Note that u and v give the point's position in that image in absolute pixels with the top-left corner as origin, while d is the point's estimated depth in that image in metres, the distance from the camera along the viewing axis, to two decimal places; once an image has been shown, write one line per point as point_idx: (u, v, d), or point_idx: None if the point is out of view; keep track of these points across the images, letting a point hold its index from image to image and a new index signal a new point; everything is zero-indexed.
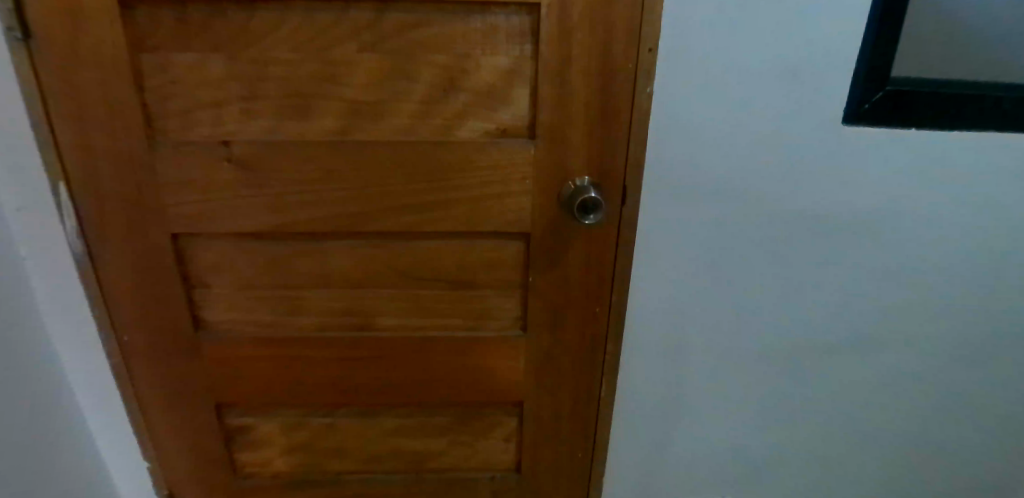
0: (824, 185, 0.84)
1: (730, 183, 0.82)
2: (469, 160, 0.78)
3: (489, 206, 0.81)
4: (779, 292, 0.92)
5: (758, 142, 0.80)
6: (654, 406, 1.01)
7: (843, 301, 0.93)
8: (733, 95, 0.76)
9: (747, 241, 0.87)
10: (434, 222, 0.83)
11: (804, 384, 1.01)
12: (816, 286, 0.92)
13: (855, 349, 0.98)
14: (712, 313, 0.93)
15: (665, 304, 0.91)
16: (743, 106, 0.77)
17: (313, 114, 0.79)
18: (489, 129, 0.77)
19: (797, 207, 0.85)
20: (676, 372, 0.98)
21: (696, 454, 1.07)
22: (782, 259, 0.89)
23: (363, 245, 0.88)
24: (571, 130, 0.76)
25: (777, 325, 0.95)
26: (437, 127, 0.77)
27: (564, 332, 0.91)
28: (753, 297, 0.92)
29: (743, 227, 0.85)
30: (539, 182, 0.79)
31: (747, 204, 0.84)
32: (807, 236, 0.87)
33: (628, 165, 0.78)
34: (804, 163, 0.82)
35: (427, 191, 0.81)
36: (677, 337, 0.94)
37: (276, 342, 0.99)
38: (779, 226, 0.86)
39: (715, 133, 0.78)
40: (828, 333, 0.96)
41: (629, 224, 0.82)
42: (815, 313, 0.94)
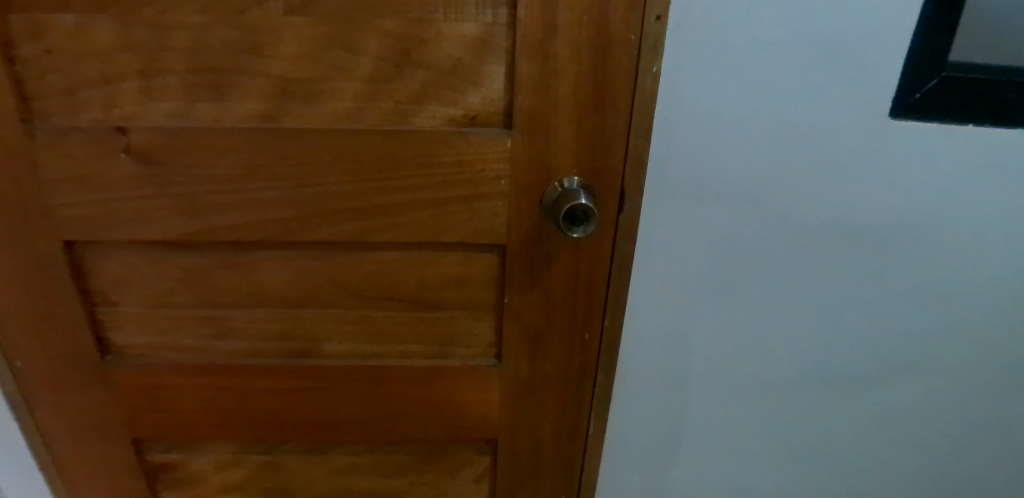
0: (852, 191, 0.73)
1: (744, 187, 0.72)
2: (428, 154, 0.63)
3: (453, 212, 0.66)
4: (795, 312, 0.82)
5: (782, 135, 0.69)
6: (650, 430, 0.92)
7: (867, 323, 0.83)
8: (752, 84, 0.66)
9: (761, 254, 0.77)
10: (384, 231, 0.67)
11: (818, 413, 0.91)
12: (837, 306, 0.81)
13: (879, 376, 0.87)
14: (718, 332, 0.83)
15: (668, 314, 0.82)
16: (765, 97, 0.67)
17: (231, 94, 0.62)
18: (452, 116, 0.61)
19: (821, 214, 0.74)
20: (677, 388, 0.89)
21: (693, 482, 0.98)
22: (799, 275, 0.79)
23: (299, 257, 0.71)
24: (557, 117, 0.60)
25: (791, 347, 0.85)
26: (387, 113, 0.62)
27: (545, 361, 0.76)
28: (765, 316, 0.82)
29: (760, 232, 0.75)
30: (516, 183, 0.64)
31: (765, 207, 0.74)
32: (831, 252, 0.77)
33: (626, 162, 0.63)
34: (835, 162, 0.71)
35: (374, 193, 0.65)
36: (677, 356, 0.85)
37: (200, 371, 0.82)
38: (799, 239, 0.76)
39: (728, 127, 0.69)
40: (846, 357, 0.86)
41: (626, 234, 0.67)
42: (835, 335, 0.84)
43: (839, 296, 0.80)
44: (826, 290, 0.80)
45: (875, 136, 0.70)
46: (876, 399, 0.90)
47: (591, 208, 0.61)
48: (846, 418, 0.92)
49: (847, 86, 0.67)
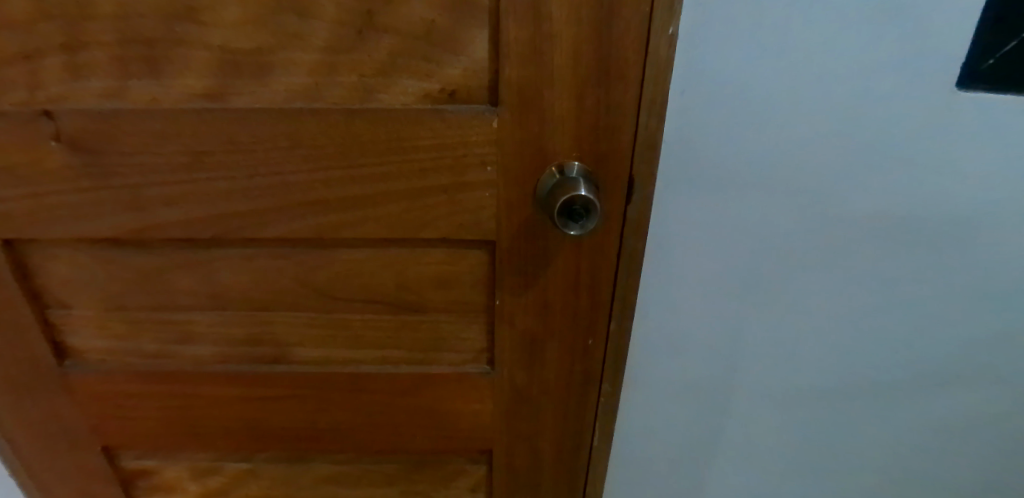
0: (906, 180, 0.63)
1: (775, 174, 0.62)
2: (401, 138, 0.53)
3: (433, 205, 0.57)
4: (829, 314, 0.73)
5: (824, 111, 0.59)
6: (663, 428, 0.85)
7: (910, 327, 0.73)
8: (791, 53, 0.56)
9: (793, 251, 0.68)
10: (355, 226, 0.58)
11: (849, 418, 0.83)
12: (880, 306, 0.72)
13: (919, 384, 0.79)
14: (741, 334, 0.75)
15: (685, 310, 0.73)
16: (805, 68, 0.56)
17: (169, 69, 0.53)
18: (427, 91, 0.51)
19: (866, 205, 0.64)
20: (693, 388, 0.81)
21: (708, 481, 0.91)
22: (837, 274, 0.69)
23: (261, 255, 0.63)
24: (552, 93, 0.50)
25: (822, 351, 0.76)
26: (350, 89, 0.52)
27: (543, 368, 0.68)
28: (793, 317, 0.73)
29: (793, 222, 0.65)
30: (505, 170, 0.54)
31: (801, 194, 0.63)
32: (876, 247, 0.67)
33: (635, 144, 0.52)
34: (886, 144, 0.60)
35: (339, 183, 0.56)
36: (693, 357, 0.77)
37: (166, 378, 0.75)
38: (839, 234, 0.66)
39: (760, 104, 0.58)
40: (885, 363, 0.77)
41: (635, 229, 0.57)
42: (874, 339, 0.75)
43: (881, 299, 0.71)
44: (866, 290, 0.70)
45: (938, 115, 0.59)
46: (916, 405, 0.81)
47: (592, 199, 0.51)
48: (879, 427, 0.83)
49: (910, 52, 0.55)
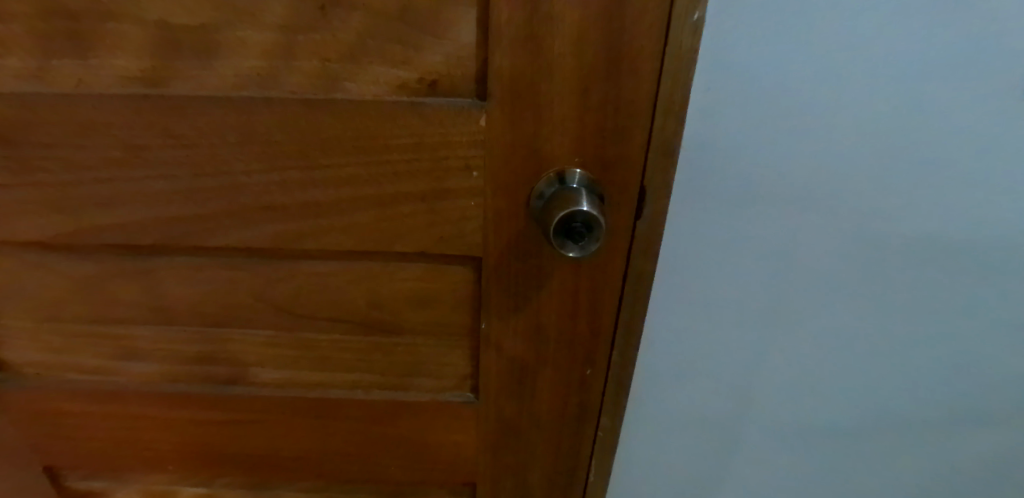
0: (943, 171, 0.60)
1: (803, 161, 0.60)
2: (371, 136, 0.45)
3: (409, 214, 0.48)
4: (848, 329, 0.72)
5: (859, 95, 0.56)
6: (670, 422, 0.83)
7: (923, 353, 0.73)
8: (821, 73, 0.55)
9: (821, 243, 0.65)
10: (319, 236, 0.50)
11: (863, 421, 0.80)
12: (900, 327, 0.71)
13: (936, 415, 0.78)
14: (760, 343, 0.74)
15: (700, 300, 0.71)
16: (832, 89, 0.56)
17: (96, 47, 0.44)
18: (402, 80, 0.43)
19: (891, 224, 0.63)
20: (703, 382, 0.79)
21: (714, 479, 0.89)
22: (858, 291, 0.69)
23: (214, 266, 0.55)
24: (551, 87, 0.42)
25: (837, 367, 0.75)
26: (310, 76, 0.43)
27: (534, 398, 0.62)
28: (813, 330, 0.72)
29: (820, 213, 0.63)
30: (494, 177, 0.46)
31: (830, 183, 0.61)
32: (898, 269, 0.66)
33: (648, 150, 0.44)
34: (913, 166, 0.60)
35: (299, 187, 0.48)
36: (709, 365, 0.76)
37: (111, 396, 0.67)
38: (868, 228, 0.64)
39: (788, 119, 0.58)
40: (908, 365, 0.74)
41: (643, 249, 0.49)
42: (898, 339, 0.72)
43: (895, 323, 0.71)
44: (892, 286, 0.68)
45: (970, 145, 0.58)
46: (936, 410, 0.78)
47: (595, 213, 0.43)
48: (896, 433, 0.81)
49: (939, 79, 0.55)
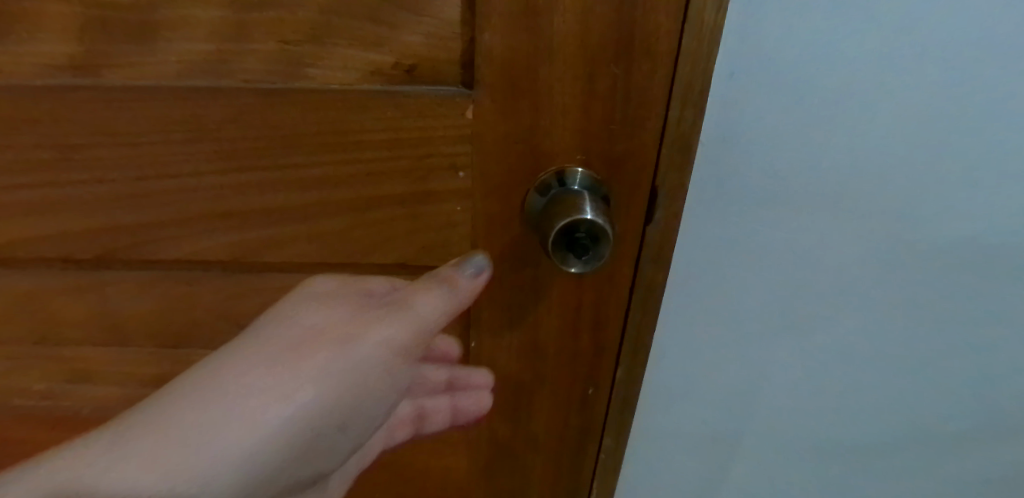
0: (1010, 203, 0.48)
1: (840, 191, 0.48)
2: (338, 131, 0.38)
3: (387, 220, 0.42)
4: (881, 371, 0.61)
5: (917, 112, 0.44)
6: (672, 474, 0.72)
7: (969, 398, 0.62)
8: (864, 77, 0.43)
9: (856, 282, 0.54)
10: (284, 246, 0.44)
11: (893, 475, 0.70)
12: (946, 371, 0.60)
13: (984, 464, 0.68)
14: (777, 383, 0.63)
15: (709, 343, 0.60)
16: (880, 95, 0.43)
17: (7, 30, 0.37)
18: (374, 64, 0.36)
19: (941, 253, 0.52)
20: (712, 432, 0.68)
21: None
22: (896, 328, 0.57)
23: (168, 280, 0.49)
24: (551, 73, 0.35)
25: (868, 412, 0.64)
26: (264, 60, 0.36)
27: (530, 420, 0.56)
28: (842, 369, 0.61)
29: (857, 249, 0.52)
30: (484, 177, 0.39)
31: (873, 215, 0.49)
32: (944, 306, 0.55)
33: (662, 146, 0.38)
34: (972, 186, 0.48)
35: (257, 190, 0.41)
36: (718, 409, 0.66)
37: (63, 422, 0.60)
38: (912, 266, 0.52)
39: (821, 132, 0.45)
40: (949, 418, 0.64)
41: (654, 256, 0.43)
42: (939, 389, 0.61)
43: (937, 366, 0.60)
44: (937, 331, 0.57)
45: None
46: (977, 464, 0.68)
47: (602, 223, 0.36)
48: (929, 486, 0.71)
49: (1016, 84, 0.43)
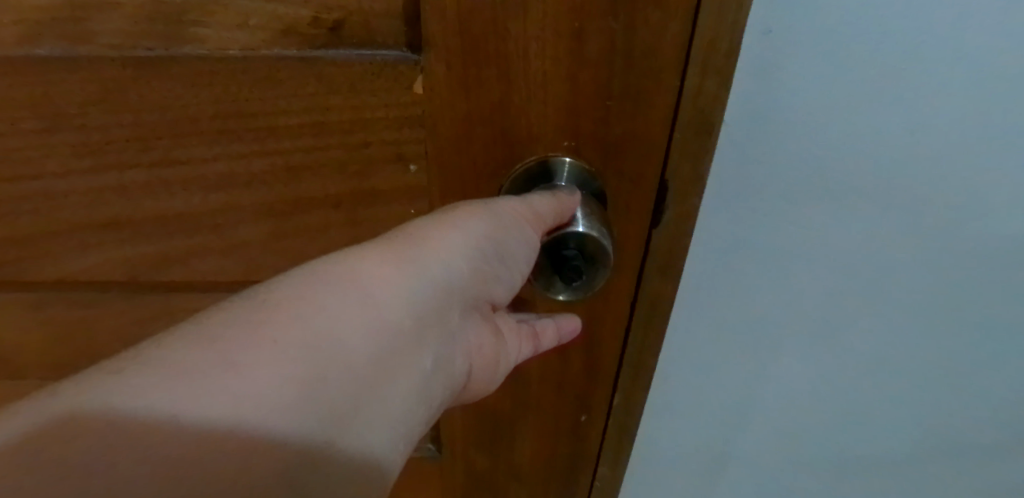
0: None
1: (893, 186, 0.39)
2: (243, 112, 0.28)
3: (321, 228, 0.32)
4: (918, 383, 0.52)
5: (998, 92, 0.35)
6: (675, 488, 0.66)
7: (1017, 412, 0.53)
8: (932, 34, 0.33)
9: (901, 290, 0.45)
10: (193, 262, 0.35)
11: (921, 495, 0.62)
12: (995, 389, 0.52)
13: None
14: (798, 397, 0.55)
15: (722, 353, 0.52)
16: (948, 62, 0.34)
17: None
18: (285, 21, 0.26)
19: (1008, 260, 0.43)
20: (721, 447, 0.60)
21: None
22: (940, 339, 0.48)
23: (58, 303, 0.39)
24: (528, 35, 0.25)
25: (899, 427, 0.56)
26: (132, 15, 0.26)
27: (513, 453, 0.48)
28: (873, 381, 0.52)
29: (907, 253, 0.43)
30: (443, 172, 0.30)
31: (929, 215, 0.40)
32: (1002, 321, 0.46)
33: (674, 127, 0.29)
34: None
35: (148, 192, 0.31)
36: (730, 425, 0.58)
37: None
38: (969, 273, 0.44)
39: (870, 109, 0.36)
40: (992, 440, 0.56)
41: (658, 263, 0.35)
42: (986, 410, 0.53)
43: (985, 379, 0.51)
44: (991, 347, 0.48)
45: None
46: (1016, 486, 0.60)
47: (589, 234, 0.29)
48: None
49: None
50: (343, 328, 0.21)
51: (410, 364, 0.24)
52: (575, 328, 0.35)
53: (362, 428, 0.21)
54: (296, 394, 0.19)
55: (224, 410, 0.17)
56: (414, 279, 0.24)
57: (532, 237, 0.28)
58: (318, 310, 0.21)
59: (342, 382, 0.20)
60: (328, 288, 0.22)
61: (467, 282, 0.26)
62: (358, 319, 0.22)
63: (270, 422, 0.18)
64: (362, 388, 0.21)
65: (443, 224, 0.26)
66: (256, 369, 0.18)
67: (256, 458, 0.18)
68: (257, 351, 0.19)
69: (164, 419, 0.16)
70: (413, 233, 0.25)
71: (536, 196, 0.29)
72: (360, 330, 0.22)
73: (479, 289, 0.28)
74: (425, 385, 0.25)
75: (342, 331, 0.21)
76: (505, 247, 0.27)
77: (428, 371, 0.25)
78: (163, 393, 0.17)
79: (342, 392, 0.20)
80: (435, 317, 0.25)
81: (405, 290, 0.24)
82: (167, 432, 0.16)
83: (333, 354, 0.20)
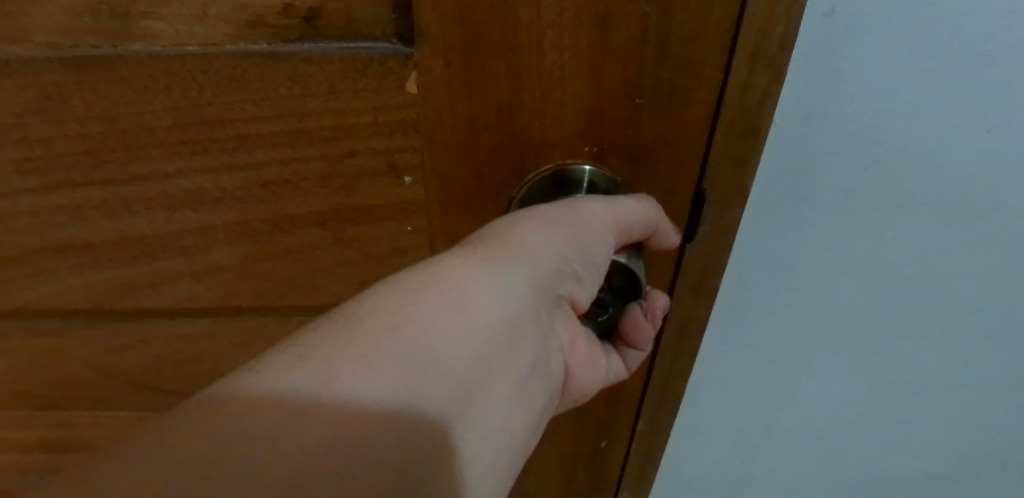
0: None
1: (956, 190, 0.34)
2: (209, 119, 0.24)
3: (305, 249, 0.28)
4: (966, 399, 0.48)
5: None
6: None
7: None
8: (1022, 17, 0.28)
9: (956, 301, 0.41)
10: (165, 287, 0.31)
11: None
12: None
13: None
14: (835, 413, 0.50)
15: (754, 369, 0.47)
16: None
17: None
18: (251, 10, 0.21)
19: None
20: (750, 462, 0.57)
21: None
22: (992, 354, 0.44)
23: (23, 332, 0.35)
24: (542, 21, 0.21)
25: (938, 442, 0.52)
26: (69, 7, 0.21)
27: (527, 482, 0.44)
28: (917, 398, 0.48)
29: (966, 262, 0.38)
30: (443, 184, 0.26)
31: (995, 220, 0.36)
32: None
33: (715, 129, 0.24)
34: None
35: (108, 211, 0.27)
36: (760, 440, 0.54)
37: None
38: None
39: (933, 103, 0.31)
40: None
41: (690, 281, 0.31)
42: None
43: None
44: None
45: None
46: None
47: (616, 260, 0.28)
48: None
49: None
50: (440, 332, 0.20)
51: (509, 369, 0.22)
52: (655, 307, 0.29)
53: (465, 435, 0.20)
54: (396, 404, 0.18)
55: (322, 425, 0.16)
56: (507, 276, 0.22)
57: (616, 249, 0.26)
58: (410, 318, 0.20)
59: (443, 391, 0.19)
60: (419, 290, 0.21)
61: (556, 283, 0.24)
62: (452, 326, 0.20)
63: (374, 431, 0.17)
64: (463, 397, 0.20)
65: (523, 221, 0.24)
66: (350, 382, 0.17)
67: (359, 472, 0.16)
68: (351, 368, 0.18)
69: (264, 432, 0.16)
70: (496, 231, 0.23)
71: (632, 205, 0.25)
72: (457, 333, 0.20)
73: (569, 289, 0.25)
74: (520, 387, 0.23)
75: (436, 337, 0.20)
76: (595, 243, 0.25)
77: (525, 373, 0.23)
78: (265, 414, 0.16)
79: (444, 400, 0.19)
80: (528, 318, 0.23)
81: (498, 289, 0.22)
82: (292, 438, 0.16)
83: (430, 361, 0.19)
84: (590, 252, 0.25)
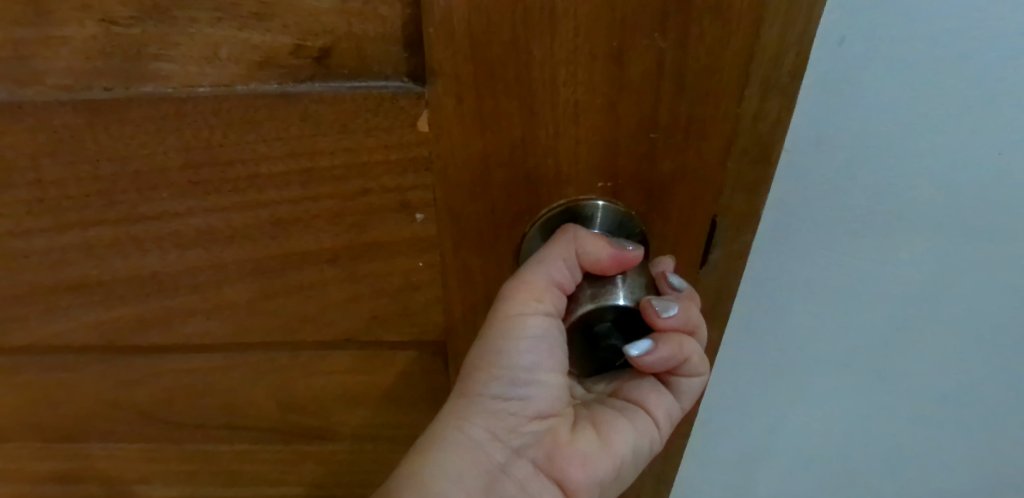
0: None
1: (971, 206, 0.34)
2: (220, 159, 0.24)
3: (317, 284, 0.28)
4: (991, 424, 0.46)
5: None
6: None
7: None
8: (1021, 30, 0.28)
9: (975, 321, 0.40)
10: (177, 323, 0.30)
11: None
12: None
13: None
14: (856, 441, 0.49)
15: (771, 393, 0.47)
16: None
17: None
18: (262, 51, 0.21)
19: None
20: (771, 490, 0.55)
21: None
22: (1015, 376, 0.43)
23: (37, 366, 0.35)
24: (554, 57, 0.21)
25: (966, 470, 0.50)
26: (82, 51, 0.21)
27: None
28: (939, 424, 0.47)
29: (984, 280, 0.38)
30: (455, 221, 0.26)
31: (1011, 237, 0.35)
32: None
33: (730, 160, 0.24)
34: None
35: (121, 250, 0.27)
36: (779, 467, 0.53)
37: None
38: None
39: (944, 122, 0.31)
40: None
41: (704, 309, 0.30)
42: None
43: None
44: None
45: None
46: None
47: (582, 312, 0.26)
48: None
49: None
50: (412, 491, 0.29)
51: None
52: (649, 316, 0.26)
53: None
54: None
55: None
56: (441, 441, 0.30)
57: (550, 308, 0.27)
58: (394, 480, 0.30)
59: None
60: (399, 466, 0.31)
61: (496, 413, 0.30)
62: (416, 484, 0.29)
63: None
64: None
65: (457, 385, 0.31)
66: None
67: None
68: None
69: None
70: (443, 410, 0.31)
71: (526, 271, 0.26)
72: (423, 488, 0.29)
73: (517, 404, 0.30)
74: None
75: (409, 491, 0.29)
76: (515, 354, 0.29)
77: None
78: None
79: None
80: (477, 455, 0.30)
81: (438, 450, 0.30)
82: None
83: None
84: (514, 363, 0.29)
